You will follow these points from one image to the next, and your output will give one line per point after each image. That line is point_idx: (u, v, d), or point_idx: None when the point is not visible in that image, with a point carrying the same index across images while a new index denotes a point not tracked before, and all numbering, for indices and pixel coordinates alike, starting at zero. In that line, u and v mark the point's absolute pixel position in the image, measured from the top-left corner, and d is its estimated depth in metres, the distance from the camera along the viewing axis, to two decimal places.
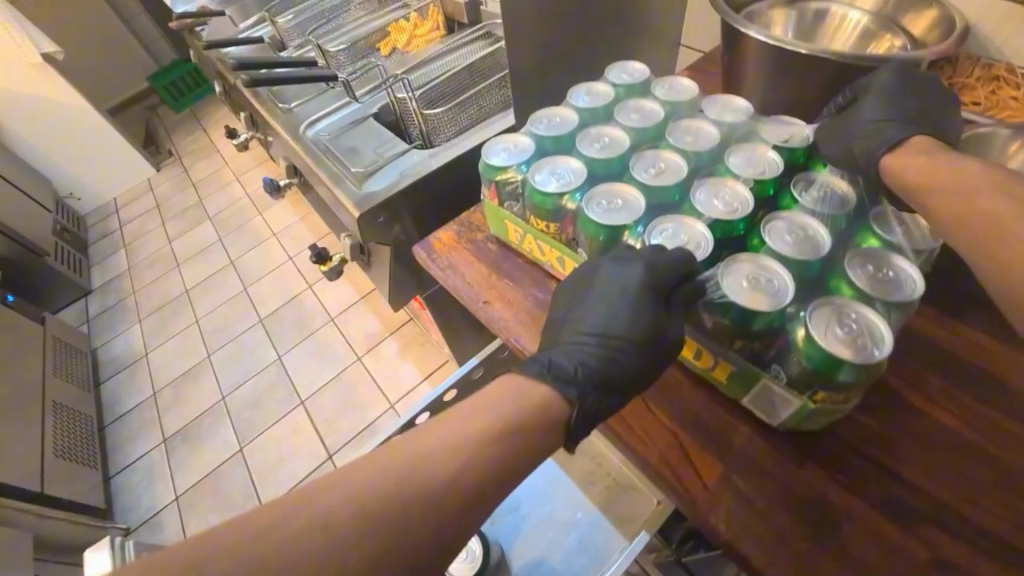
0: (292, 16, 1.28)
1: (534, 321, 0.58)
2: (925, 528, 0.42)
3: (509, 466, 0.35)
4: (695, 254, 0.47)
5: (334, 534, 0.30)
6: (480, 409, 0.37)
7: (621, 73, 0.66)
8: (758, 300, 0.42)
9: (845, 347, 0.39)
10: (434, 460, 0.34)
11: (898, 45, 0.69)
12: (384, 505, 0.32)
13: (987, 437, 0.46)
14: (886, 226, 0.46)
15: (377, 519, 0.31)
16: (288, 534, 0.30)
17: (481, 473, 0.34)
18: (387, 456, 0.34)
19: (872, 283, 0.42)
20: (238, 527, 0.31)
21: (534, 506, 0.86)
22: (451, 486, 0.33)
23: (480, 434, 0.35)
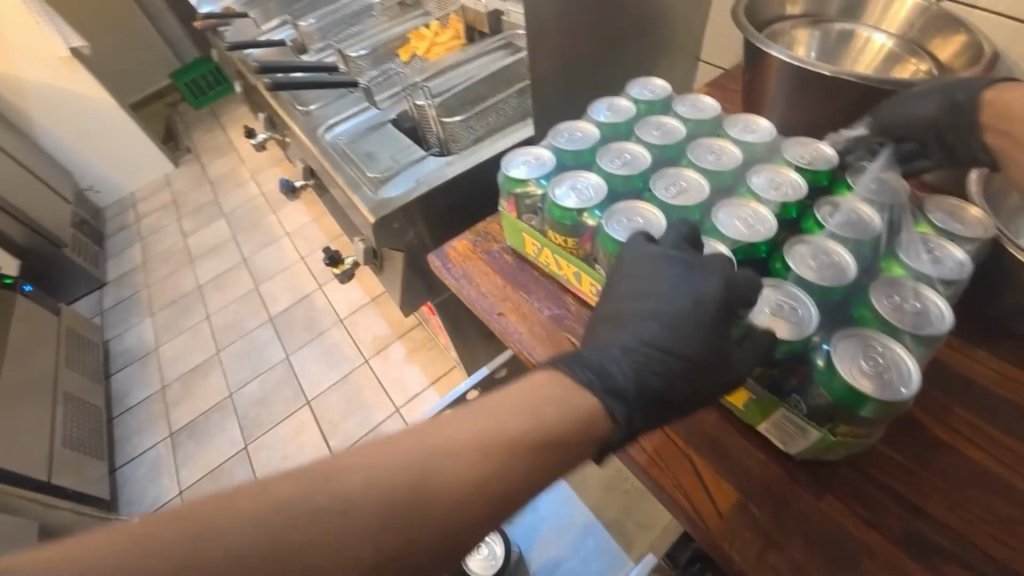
0: (314, 21, 1.31)
1: (548, 336, 0.57)
2: (946, 564, 0.41)
3: (534, 475, 0.34)
4: None
5: (354, 515, 0.29)
6: (519, 410, 0.35)
7: (643, 89, 0.65)
8: (780, 330, 0.42)
9: (871, 381, 0.38)
10: (466, 456, 0.33)
11: (924, 69, 0.69)
12: (409, 494, 0.31)
13: (1013, 473, 0.45)
14: (913, 254, 0.46)
15: (401, 505, 0.30)
16: (308, 510, 0.29)
17: (508, 474, 0.33)
18: (417, 447, 0.33)
19: (898, 315, 0.42)
20: (242, 503, 0.29)
21: (552, 505, 0.82)
22: (475, 486, 0.32)
23: (521, 431, 0.34)
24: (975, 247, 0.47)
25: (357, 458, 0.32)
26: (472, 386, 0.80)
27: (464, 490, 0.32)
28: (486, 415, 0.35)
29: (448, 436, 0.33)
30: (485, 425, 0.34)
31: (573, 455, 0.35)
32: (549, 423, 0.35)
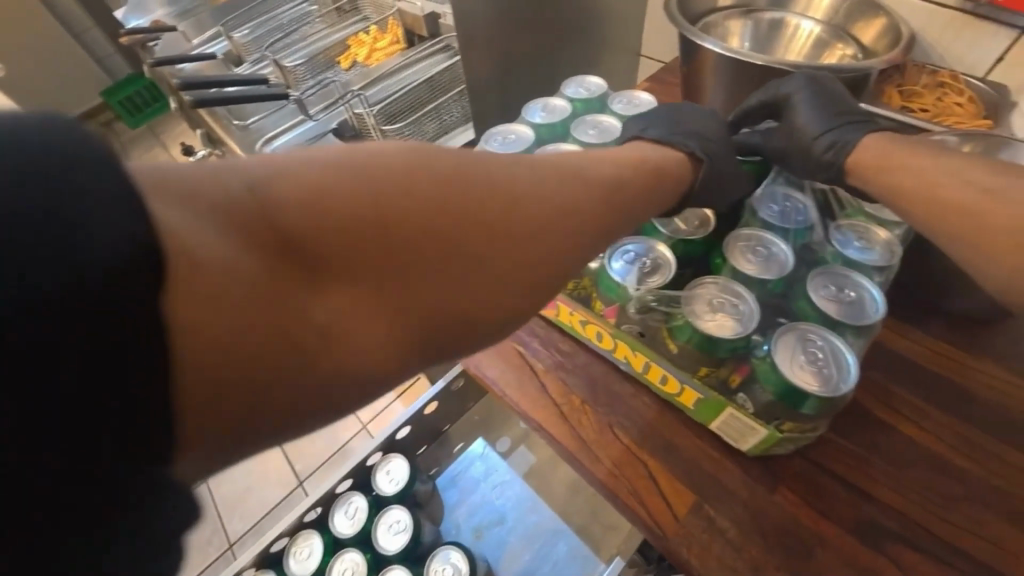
0: (248, 31, 1.25)
1: (498, 347, 0.56)
2: (894, 546, 0.42)
3: (650, 190, 0.40)
4: (660, 278, 0.45)
5: (524, 174, 0.33)
6: (627, 152, 0.42)
7: (579, 87, 0.64)
8: (724, 327, 0.41)
9: (811, 378, 0.38)
10: (602, 165, 0.38)
11: (849, 53, 0.70)
12: (568, 173, 0.35)
13: (952, 448, 0.46)
14: (844, 242, 0.46)
15: (560, 177, 0.35)
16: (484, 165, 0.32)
17: (639, 184, 0.40)
18: (498, 162, 0.33)
19: (835, 306, 0.41)
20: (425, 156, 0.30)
21: (518, 515, 0.80)
22: (615, 183, 0.38)
23: (639, 161, 0.41)
24: (903, 230, 0.47)
25: (440, 160, 0.30)
26: (431, 399, 0.77)
27: (607, 182, 0.37)
28: (542, 156, 0.36)
29: (518, 161, 0.34)
30: (550, 160, 0.36)
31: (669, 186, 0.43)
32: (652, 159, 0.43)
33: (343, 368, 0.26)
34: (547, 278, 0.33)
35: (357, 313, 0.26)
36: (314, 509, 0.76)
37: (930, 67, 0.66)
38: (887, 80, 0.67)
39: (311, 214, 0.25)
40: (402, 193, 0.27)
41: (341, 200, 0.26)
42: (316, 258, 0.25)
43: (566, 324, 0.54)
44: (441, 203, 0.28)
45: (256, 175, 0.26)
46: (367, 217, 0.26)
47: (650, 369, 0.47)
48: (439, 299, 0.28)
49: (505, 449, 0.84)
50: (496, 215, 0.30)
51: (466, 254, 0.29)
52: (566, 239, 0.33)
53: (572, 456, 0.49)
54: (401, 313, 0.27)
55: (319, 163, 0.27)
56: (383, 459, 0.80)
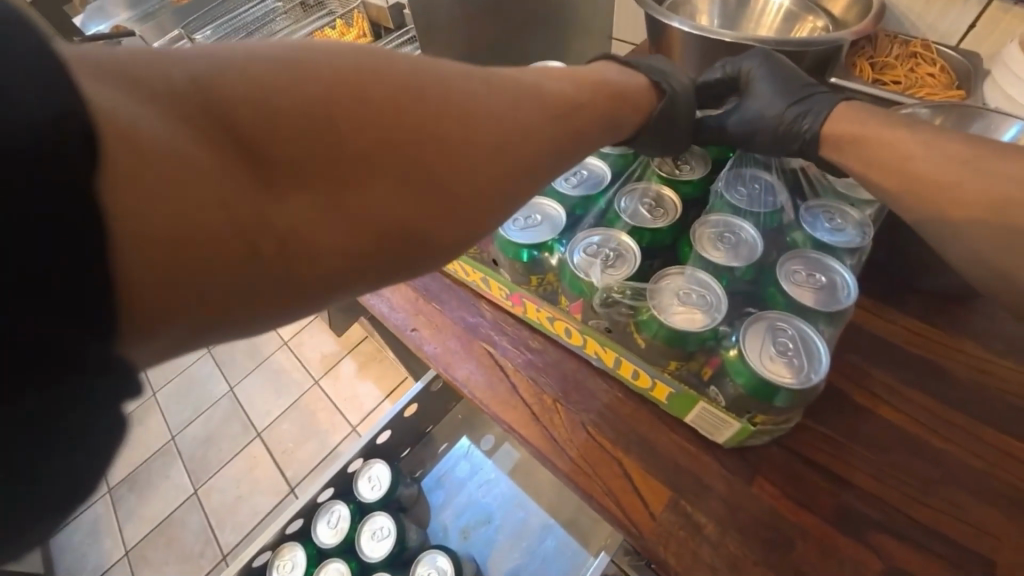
0: (212, 32, 1.16)
1: (468, 347, 0.54)
2: (874, 534, 0.41)
3: (612, 111, 0.39)
4: (625, 271, 0.43)
5: (507, 92, 0.31)
6: (589, 73, 0.40)
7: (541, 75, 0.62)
8: (690, 320, 0.39)
9: (781, 371, 0.36)
10: (570, 83, 0.36)
11: (820, 26, 0.68)
12: (551, 96, 0.33)
13: (932, 430, 0.45)
14: (816, 223, 0.44)
15: (543, 99, 0.33)
16: (462, 79, 0.29)
17: (603, 106, 0.38)
18: (480, 78, 0.30)
19: (805, 293, 0.39)
20: (396, 61, 0.27)
21: (506, 513, 0.79)
22: (585, 104, 0.36)
23: (602, 82, 0.39)
24: (875, 209, 0.45)
25: (412, 69, 0.27)
26: (409, 401, 0.75)
27: (576, 100, 0.35)
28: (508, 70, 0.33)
29: (486, 80, 0.31)
30: (517, 74, 0.33)
31: (631, 110, 0.41)
32: (615, 81, 0.41)
33: (307, 273, 0.24)
34: (517, 196, 0.31)
35: (323, 219, 0.24)
36: (295, 520, 0.75)
37: (902, 37, 0.64)
38: (857, 53, 0.65)
39: (265, 110, 0.22)
40: (361, 95, 0.25)
41: (296, 100, 0.23)
42: (279, 155, 0.23)
43: (534, 321, 0.52)
44: (405, 111, 0.26)
45: (199, 67, 0.23)
46: (327, 118, 0.24)
47: (621, 364, 0.46)
48: (409, 209, 0.26)
49: (489, 447, 0.83)
50: (466, 126, 0.28)
51: (436, 166, 0.27)
52: (538, 153, 0.31)
53: (543, 457, 0.47)
54: (370, 221, 0.25)
55: (277, 57, 0.24)
56: (364, 465, 0.79)
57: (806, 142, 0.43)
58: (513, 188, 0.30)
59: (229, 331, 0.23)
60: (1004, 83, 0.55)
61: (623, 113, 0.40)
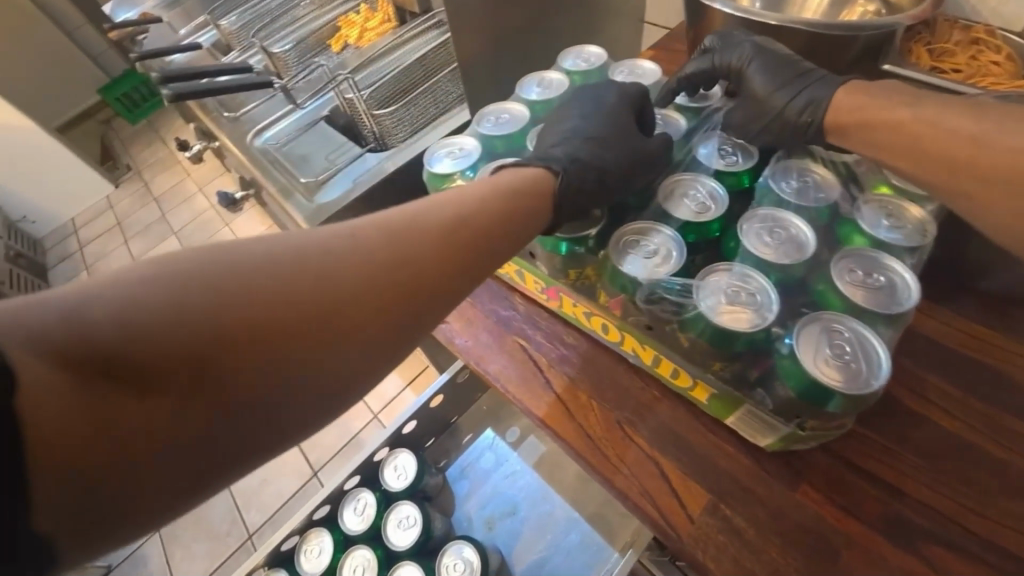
0: (237, 17, 1.14)
1: (501, 340, 0.53)
2: (925, 544, 0.39)
3: (520, 216, 0.38)
4: (670, 265, 0.41)
5: (391, 232, 0.32)
6: (493, 179, 0.39)
7: (577, 59, 0.60)
8: (738, 320, 0.37)
9: (839, 376, 0.34)
10: (461, 200, 0.36)
11: (872, 10, 0.64)
12: (440, 224, 0.34)
13: (988, 437, 0.42)
14: (872, 220, 0.41)
15: (432, 229, 0.34)
16: (335, 238, 0.31)
17: (506, 214, 0.37)
18: (358, 227, 0.32)
19: (863, 293, 0.37)
20: (265, 242, 0.30)
21: (530, 505, 0.78)
22: (479, 220, 0.36)
23: (500, 185, 0.39)
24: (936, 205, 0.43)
25: (286, 248, 0.30)
26: (435, 392, 0.76)
27: (463, 221, 0.35)
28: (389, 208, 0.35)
29: (363, 228, 0.32)
30: (394, 210, 0.34)
31: (536, 204, 0.40)
32: (515, 180, 0.40)
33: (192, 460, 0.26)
34: (407, 327, 0.32)
35: (207, 410, 0.26)
36: (322, 506, 0.76)
37: (963, 22, 0.61)
38: (912, 40, 0.62)
39: (130, 328, 0.25)
40: (220, 289, 0.27)
41: (159, 311, 0.25)
42: (152, 366, 0.25)
43: (569, 316, 0.52)
44: (268, 290, 0.28)
45: (78, 298, 0.25)
46: (186, 317, 0.26)
47: (660, 362, 0.45)
48: (280, 374, 0.28)
49: (514, 439, 0.83)
50: (330, 286, 0.29)
51: (303, 333, 0.28)
52: (430, 287, 0.33)
53: (575, 455, 0.47)
54: (245, 399, 0.27)
55: (149, 272, 0.27)
56: (390, 454, 0.79)
57: (811, 134, 0.44)
58: (396, 325, 0.32)
59: (139, 526, 0.26)
60: None
61: (533, 208, 0.39)
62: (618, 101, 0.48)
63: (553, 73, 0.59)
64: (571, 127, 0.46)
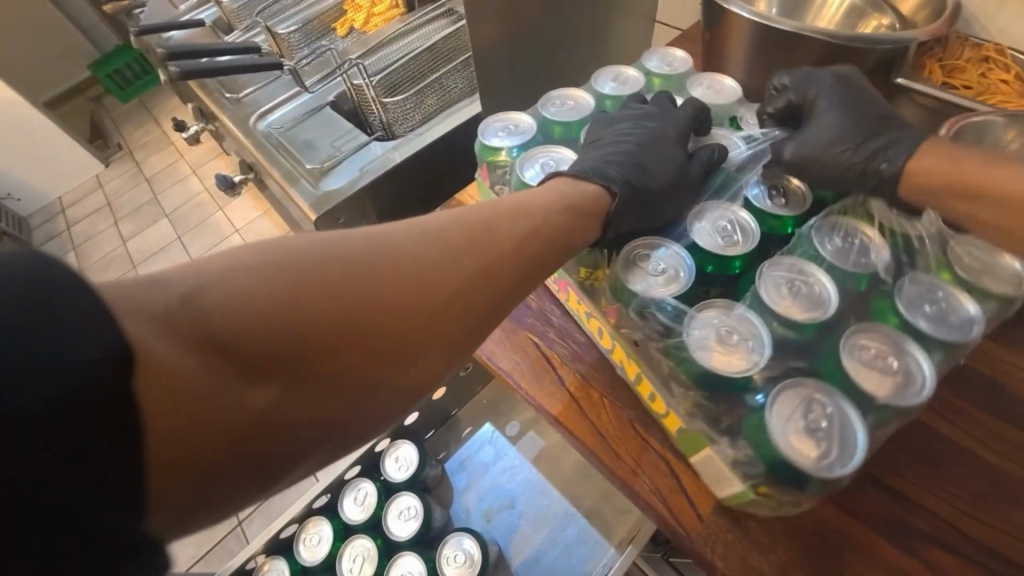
0: None
1: (512, 336, 0.53)
2: (925, 546, 0.40)
3: (573, 230, 0.39)
4: (671, 287, 0.42)
5: (458, 235, 0.34)
6: (550, 191, 0.41)
7: (661, 62, 0.60)
8: (720, 361, 0.38)
9: (799, 445, 0.34)
10: (522, 212, 0.38)
11: (886, 23, 0.64)
12: (501, 231, 0.36)
13: (987, 446, 0.44)
14: (911, 301, 0.40)
15: (497, 234, 0.36)
16: (410, 240, 0.33)
17: (562, 229, 0.38)
18: (430, 229, 0.34)
19: (865, 374, 0.37)
20: (349, 240, 0.31)
21: (528, 499, 0.79)
22: (535, 233, 0.37)
23: (556, 199, 0.40)
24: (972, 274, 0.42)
25: (368, 244, 0.32)
26: None
27: (522, 233, 0.37)
28: (462, 210, 0.37)
29: (434, 231, 0.34)
30: (467, 214, 0.36)
31: (586, 219, 0.41)
32: (572, 195, 0.41)
33: (292, 449, 0.28)
34: (475, 331, 0.34)
35: (296, 397, 0.28)
36: (322, 495, 0.76)
37: (973, 39, 0.62)
38: (925, 54, 0.62)
39: (247, 319, 0.27)
40: (325, 286, 0.29)
41: (269, 303, 0.27)
42: (252, 353, 0.27)
43: (574, 311, 0.52)
44: (355, 284, 0.30)
45: (188, 286, 0.27)
46: (294, 312, 0.28)
47: (641, 382, 0.45)
48: (361, 366, 0.30)
49: (513, 433, 0.83)
50: (418, 288, 0.32)
51: (385, 327, 0.30)
52: (494, 291, 0.35)
53: (585, 451, 0.47)
54: (333, 391, 0.29)
55: (247, 262, 0.28)
56: (392, 445, 0.80)
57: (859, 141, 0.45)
58: (468, 331, 0.34)
59: (229, 509, 0.27)
60: None
61: (586, 223, 0.40)
62: (667, 116, 0.51)
63: (630, 70, 0.60)
64: (622, 141, 0.48)
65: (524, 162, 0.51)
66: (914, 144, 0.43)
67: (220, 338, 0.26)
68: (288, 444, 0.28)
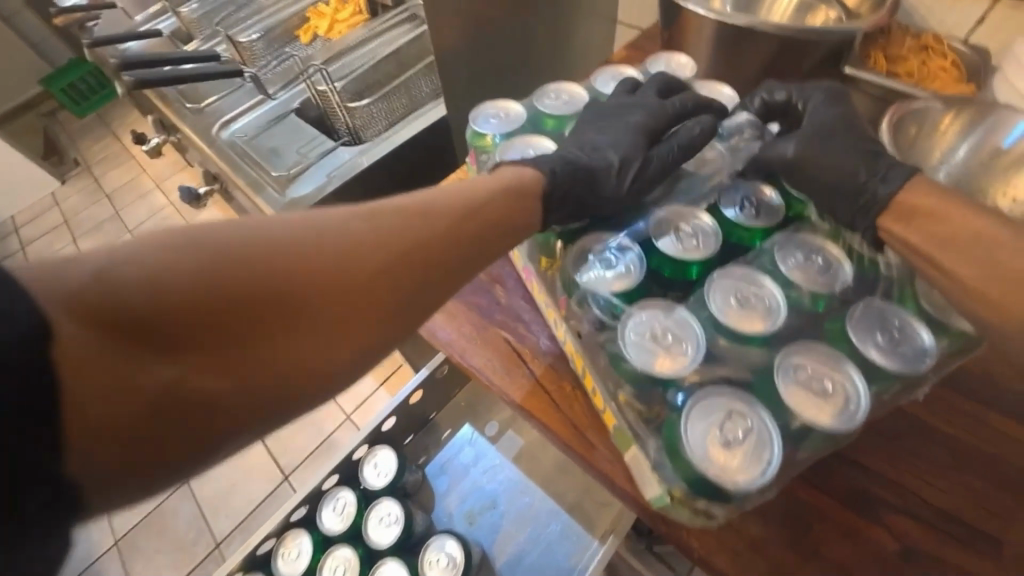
0: (199, 4, 1.08)
1: (482, 333, 0.53)
2: (887, 514, 0.42)
3: (515, 213, 0.42)
4: (615, 283, 0.42)
5: (389, 221, 0.36)
6: (498, 177, 0.43)
7: (665, 68, 0.62)
8: (651, 359, 0.38)
9: (712, 454, 0.34)
10: (465, 197, 0.40)
11: (833, 16, 0.67)
12: (434, 215, 0.38)
13: (941, 415, 0.46)
14: (863, 332, 0.39)
15: (428, 218, 0.38)
16: (340, 223, 0.35)
17: (503, 212, 0.41)
18: (361, 213, 0.36)
19: (799, 394, 0.36)
20: (275, 222, 0.33)
21: (510, 499, 0.79)
22: (476, 215, 0.40)
23: (503, 184, 0.42)
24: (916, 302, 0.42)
25: (295, 228, 0.33)
26: (415, 388, 0.76)
27: (461, 217, 0.39)
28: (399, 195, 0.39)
29: (365, 216, 0.36)
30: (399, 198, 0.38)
31: (532, 205, 0.43)
32: (519, 179, 0.43)
33: (219, 419, 0.30)
34: (402, 314, 0.36)
35: (215, 373, 0.30)
36: (300, 508, 0.75)
37: (913, 29, 0.65)
38: (871, 44, 0.65)
39: (171, 300, 0.28)
40: (249, 269, 0.30)
41: (184, 283, 0.29)
42: (168, 330, 0.29)
43: (539, 301, 0.53)
44: (276, 264, 0.31)
45: (103, 262, 0.28)
46: (212, 291, 0.29)
47: (587, 375, 0.45)
48: (283, 345, 0.32)
49: (493, 433, 0.83)
50: (339, 272, 0.33)
51: (306, 308, 0.32)
52: (423, 273, 0.37)
53: (559, 441, 0.48)
54: (254, 369, 0.31)
55: (165, 241, 0.30)
56: (370, 451, 0.79)
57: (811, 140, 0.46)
58: (397, 306, 0.36)
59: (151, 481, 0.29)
60: (1013, 80, 0.57)
61: (530, 207, 0.43)
62: (640, 105, 0.51)
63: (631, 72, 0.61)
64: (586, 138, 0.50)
65: (504, 150, 0.52)
66: (861, 134, 0.45)
67: (134, 316, 0.28)
68: (210, 418, 0.30)
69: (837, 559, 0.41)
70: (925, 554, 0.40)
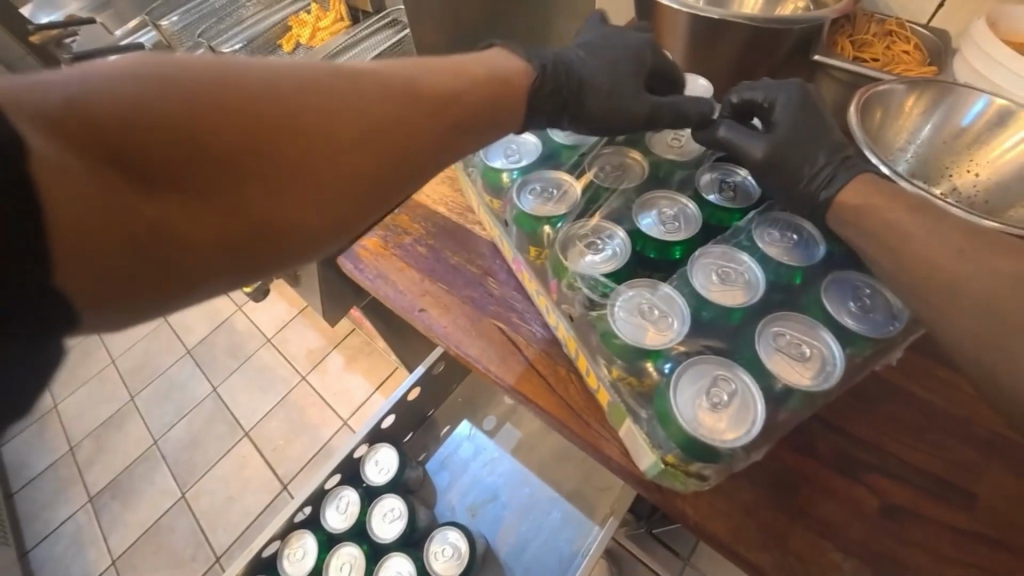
0: (178, 17, 1.08)
1: (477, 325, 0.55)
2: (871, 475, 0.44)
3: (491, 99, 0.43)
4: (601, 267, 0.45)
5: (370, 87, 0.37)
6: (474, 62, 0.44)
7: None
8: (640, 332, 0.40)
9: (701, 419, 0.36)
10: (441, 77, 0.41)
11: (801, 6, 0.70)
12: (412, 90, 0.39)
13: (917, 380, 0.48)
14: (837, 301, 0.41)
15: (407, 90, 0.39)
16: (323, 82, 0.35)
17: (478, 96, 0.42)
18: (343, 75, 0.36)
19: (779, 361, 0.38)
20: (255, 71, 0.33)
21: (511, 490, 0.80)
22: (452, 96, 0.41)
23: (480, 71, 0.43)
24: None
25: (277, 81, 0.33)
26: (412, 385, 0.77)
27: (437, 95, 0.40)
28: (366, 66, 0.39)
29: (345, 80, 0.36)
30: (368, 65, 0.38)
31: (508, 94, 0.44)
32: (496, 68, 0.44)
33: (202, 259, 0.31)
34: (382, 182, 0.38)
35: (199, 214, 0.31)
36: (303, 508, 0.76)
37: (878, 15, 0.68)
38: (838, 31, 0.68)
39: (148, 130, 0.28)
40: (226, 115, 0.31)
41: (165, 114, 0.29)
42: (150, 162, 0.29)
43: (529, 289, 0.55)
44: (259, 112, 0.32)
45: (73, 88, 0.28)
46: (193, 129, 0.30)
47: (580, 357, 0.47)
48: (267, 196, 0.33)
49: (491, 427, 0.84)
50: (323, 130, 0.34)
51: (289, 161, 0.33)
52: (402, 143, 0.38)
53: (557, 422, 0.49)
54: (237, 214, 0.32)
55: (138, 74, 0.29)
56: (370, 450, 0.80)
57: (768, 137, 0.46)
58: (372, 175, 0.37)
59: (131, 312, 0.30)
60: (972, 60, 0.60)
61: (507, 97, 0.44)
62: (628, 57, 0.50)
63: None
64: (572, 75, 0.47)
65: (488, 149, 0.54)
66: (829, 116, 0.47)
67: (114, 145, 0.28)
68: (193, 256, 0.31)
69: (826, 519, 0.43)
70: (907, 510, 0.43)
